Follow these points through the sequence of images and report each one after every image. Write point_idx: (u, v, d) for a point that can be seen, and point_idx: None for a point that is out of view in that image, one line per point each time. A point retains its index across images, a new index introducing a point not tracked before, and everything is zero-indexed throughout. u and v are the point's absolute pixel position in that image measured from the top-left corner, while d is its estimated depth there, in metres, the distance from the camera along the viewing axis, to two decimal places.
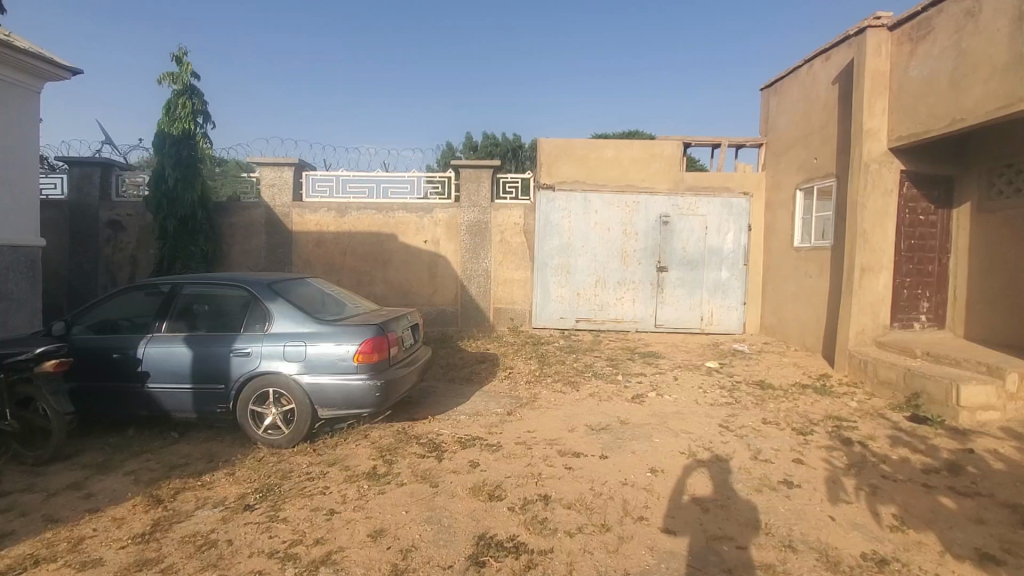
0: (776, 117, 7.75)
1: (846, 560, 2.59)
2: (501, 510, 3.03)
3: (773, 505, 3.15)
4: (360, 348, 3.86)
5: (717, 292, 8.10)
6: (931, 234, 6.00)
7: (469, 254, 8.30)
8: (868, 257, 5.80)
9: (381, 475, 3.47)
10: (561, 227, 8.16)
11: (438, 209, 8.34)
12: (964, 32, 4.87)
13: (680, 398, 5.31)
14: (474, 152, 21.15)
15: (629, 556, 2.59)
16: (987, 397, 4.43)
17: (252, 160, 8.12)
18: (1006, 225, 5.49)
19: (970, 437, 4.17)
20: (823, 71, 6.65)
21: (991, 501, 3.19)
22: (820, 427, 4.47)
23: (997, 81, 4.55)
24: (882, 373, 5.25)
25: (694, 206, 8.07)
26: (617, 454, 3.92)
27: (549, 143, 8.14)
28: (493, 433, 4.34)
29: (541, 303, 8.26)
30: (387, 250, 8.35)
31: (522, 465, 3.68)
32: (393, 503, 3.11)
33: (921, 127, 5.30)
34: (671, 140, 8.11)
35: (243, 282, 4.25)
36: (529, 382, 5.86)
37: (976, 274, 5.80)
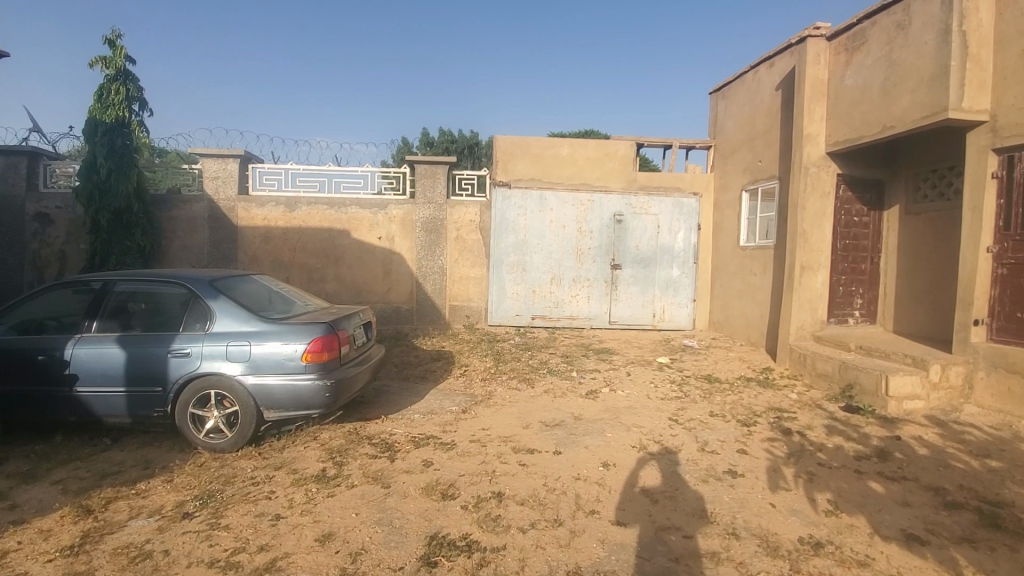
0: (724, 120, 8.03)
1: (785, 545, 2.71)
2: (453, 509, 3.00)
3: (718, 494, 3.26)
4: (308, 348, 3.74)
5: (668, 290, 8.33)
6: (864, 235, 6.37)
7: (424, 251, 8.21)
8: (807, 256, 6.10)
9: (330, 477, 3.37)
10: (517, 225, 8.18)
11: (392, 205, 8.18)
12: (894, 44, 5.17)
13: (632, 393, 5.42)
14: (430, 148, 20.87)
15: (580, 550, 2.62)
16: (913, 387, 4.72)
17: (194, 151, 7.73)
18: (930, 227, 5.89)
19: (898, 425, 4.46)
20: (767, 77, 6.93)
21: (915, 485, 3.42)
22: (762, 418, 4.67)
23: (923, 91, 4.85)
24: (820, 366, 5.54)
25: (647, 205, 8.26)
26: (570, 449, 3.97)
27: (505, 140, 8.13)
28: (447, 431, 4.31)
29: (496, 301, 8.26)
30: (339, 246, 8.14)
31: (476, 463, 3.66)
32: (342, 506, 3.03)
33: (856, 133, 5.60)
34: (624, 140, 8.26)
35: (182, 280, 4.03)
36: (484, 379, 5.86)
37: (904, 272, 6.21)
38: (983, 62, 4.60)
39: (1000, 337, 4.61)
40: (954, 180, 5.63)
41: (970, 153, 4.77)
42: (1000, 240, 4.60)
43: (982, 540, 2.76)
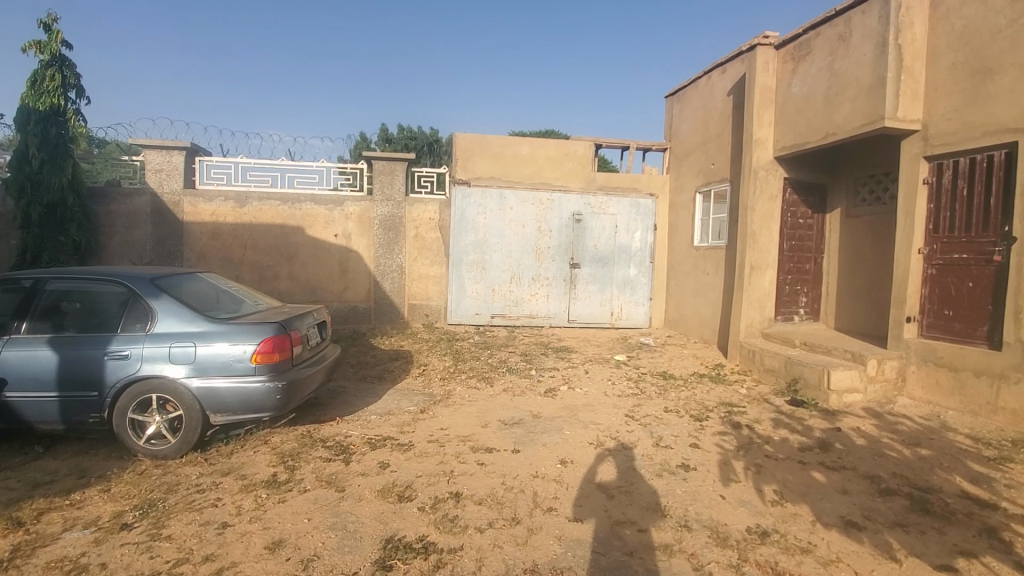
0: (679, 124, 8.25)
1: (734, 535, 2.81)
2: (410, 510, 2.96)
3: (671, 488, 3.35)
4: (258, 348, 3.60)
5: (625, 289, 8.49)
6: (808, 236, 6.68)
7: (382, 249, 8.07)
8: (755, 256, 6.35)
9: (281, 482, 3.27)
10: (476, 223, 8.15)
11: (349, 202, 8.00)
12: (837, 55, 5.43)
13: (590, 391, 5.50)
14: (388, 144, 20.48)
15: (537, 547, 2.64)
16: (853, 381, 4.98)
17: (135, 142, 7.33)
18: (868, 229, 6.23)
19: (838, 417, 4.70)
20: (720, 82, 7.16)
21: (853, 473, 3.60)
22: (714, 413, 4.83)
23: (863, 100, 5.12)
24: (767, 362, 5.77)
25: (605, 205, 8.39)
26: (528, 447, 3.99)
27: (465, 138, 8.07)
28: (404, 432, 4.25)
29: (456, 300, 8.20)
30: (292, 244, 7.89)
31: (433, 463, 3.62)
32: (293, 511, 2.94)
33: (802, 139, 5.86)
34: (584, 140, 8.36)
35: (121, 278, 3.81)
36: (443, 378, 5.81)
37: (844, 271, 6.54)
38: (916, 74, 4.89)
39: (929, 333, 4.92)
40: (889, 185, 5.97)
41: (904, 159, 5.07)
42: (930, 242, 4.91)
43: (913, 524, 2.94)
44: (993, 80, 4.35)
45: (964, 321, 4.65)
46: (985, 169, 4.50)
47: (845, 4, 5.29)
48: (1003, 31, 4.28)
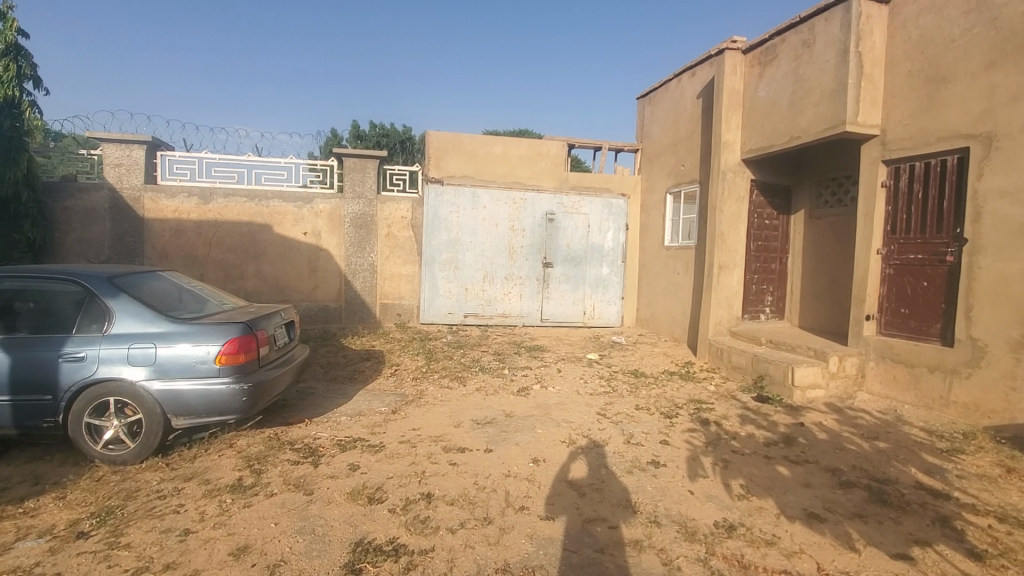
0: (650, 125, 8.36)
1: (702, 529, 2.87)
2: (381, 513, 2.93)
3: (642, 484, 3.40)
4: (222, 350, 3.50)
5: (597, 288, 8.57)
6: (774, 237, 6.87)
7: (353, 248, 7.95)
8: (723, 256, 6.49)
9: (247, 487, 3.18)
10: (449, 222, 8.10)
11: (319, 199, 7.85)
12: (801, 60, 5.58)
13: (562, 389, 5.53)
14: (360, 141, 20.19)
15: (509, 546, 2.63)
16: (816, 377, 5.14)
17: (92, 135, 7.04)
18: (830, 230, 6.43)
19: (802, 413, 4.84)
20: (689, 85, 7.29)
21: (816, 467, 3.72)
22: (683, 410, 4.92)
23: (825, 105, 5.28)
24: (735, 359, 5.91)
25: (578, 205, 8.45)
26: (500, 446, 3.99)
27: (437, 136, 8.01)
28: (375, 433, 4.19)
29: (428, 299, 8.14)
30: (259, 242, 7.71)
31: (405, 464, 3.59)
32: (259, 516, 2.87)
33: (768, 142, 6.02)
34: (556, 140, 8.40)
35: (76, 276, 3.66)
36: (415, 378, 5.76)
37: (808, 271, 6.74)
38: (875, 81, 5.07)
39: (887, 331, 5.11)
40: (850, 188, 6.17)
41: (864, 163, 5.27)
42: (888, 243, 5.10)
43: (871, 515, 3.05)
44: (947, 87, 4.54)
45: (919, 319, 4.84)
46: (939, 173, 4.69)
47: (808, 12, 5.44)
48: (957, 40, 4.48)
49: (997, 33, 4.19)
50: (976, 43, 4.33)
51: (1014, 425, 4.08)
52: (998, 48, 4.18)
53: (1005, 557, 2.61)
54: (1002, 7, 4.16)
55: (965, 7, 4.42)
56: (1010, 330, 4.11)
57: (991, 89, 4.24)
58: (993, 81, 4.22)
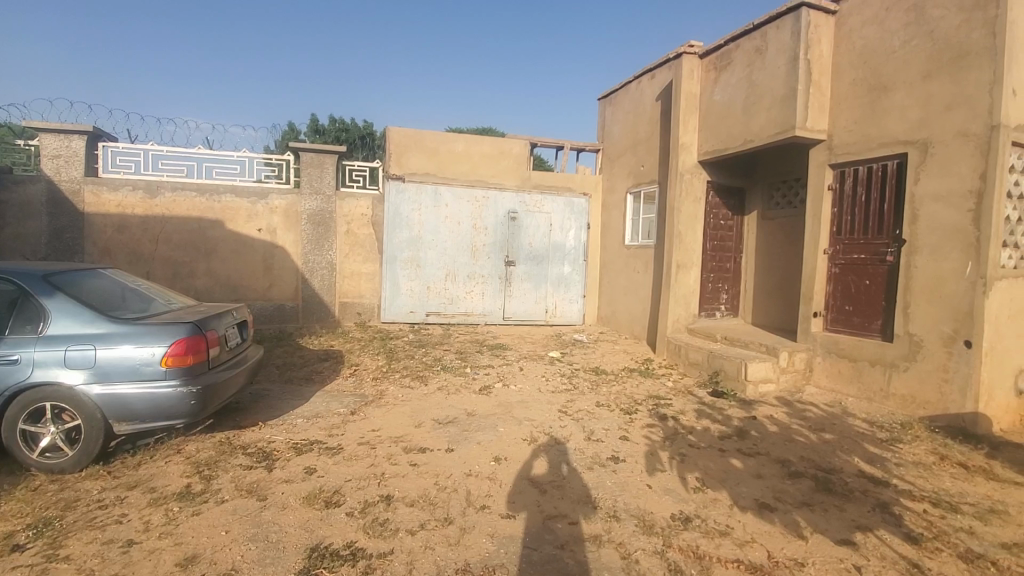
0: (611, 125, 8.48)
1: (659, 522, 2.93)
2: (338, 517, 2.86)
3: (602, 480, 3.45)
4: (169, 351, 3.34)
5: (559, 287, 8.64)
6: (729, 237, 7.09)
7: (310, 245, 7.73)
8: (681, 255, 6.65)
9: (196, 494, 3.05)
10: (410, 219, 8.00)
11: (274, 195, 7.60)
12: (754, 66, 5.77)
13: (524, 387, 5.54)
14: (319, 136, 19.69)
15: (469, 546, 2.62)
16: (767, 372, 5.34)
17: (27, 123, 6.60)
18: (781, 231, 6.68)
19: (754, 406, 5.02)
20: (649, 87, 7.43)
21: (767, 458, 3.86)
22: (642, 406, 5.02)
23: (776, 110, 5.47)
24: (692, 356, 6.07)
25: (540, 204, 8.50)
26: (461, 445, 3.97)
27: (398, 133, 7.89)
28: (333, 435, 4.10)
29: (390, 298, 8.02)
30: (211, 238, 7.41)
31: (364, 466, 3.52)
32: (209, 524, 2.75)
33: (723, 145, 6.21)
34: (519, 139, 8.42)
35: (8, 274, 3.42)
36: (375, 378, 5.66)
37: (760, 270, 6.99)
38: (822, 88, 5.30)
39: (833, 327, 5.36)
40: (800, 190, 6.43)
41: (813, 166, 5.50)
42: (833, 243, 5.35)
43: (818, 503, 3.19)
44: (888, 96, 4.79)
45: (862, 315, 5.09)
46: (880, 177, 4.94)
47: (761, 19, 5.62)
48: (897, 51, 4.73)
49: (933, 46, 4.45)
50: (914, 54, 4.59)
51: (947, 415, 4.35)
52: (935, 60, 4.44)
53: (939, 539, 2.78)
54: (938, 21, 4.42)
55: (904, 20, 4.67)
56: (943, 326, 4.38)
57: (927, 98, 4.49)
58: (929, 91, 4.47)
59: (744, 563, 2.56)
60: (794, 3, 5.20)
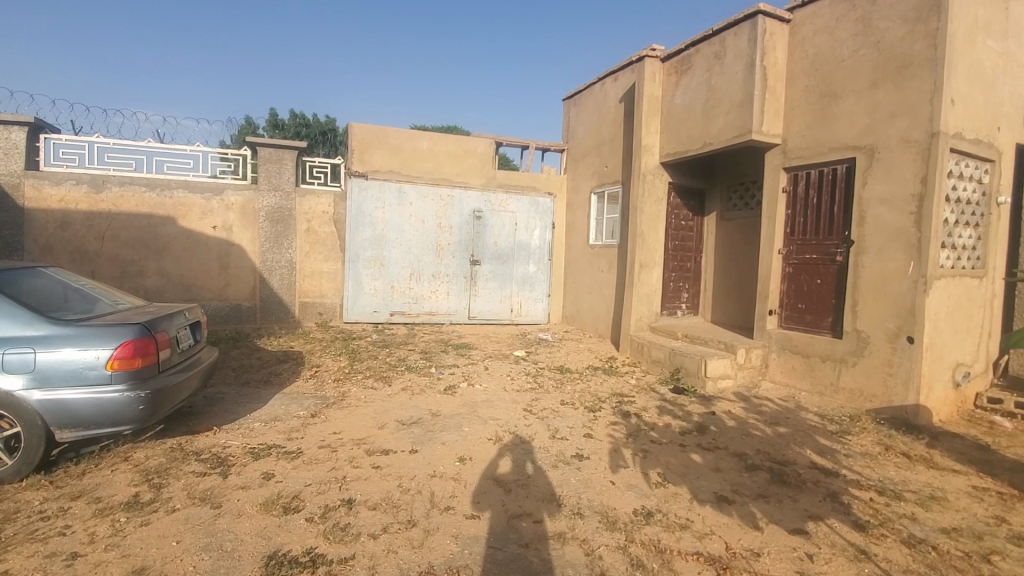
0: (576, 126, 8.56)
1: (622, 518, 2.97)
2: (297, 523, 2.78)
3: (566, 477, 3.47)
4: (115, 354, 3.17)
5: (524, 286, 8.66)
6: (689, 237, 7.27)
7: (269, 243, 7.50)
8: (643, 255, 6.78)
9: (144, 504, 2.91)
10: (374, 218, 7.87)
11: (230, 191, 7.33)
12: (713, 71, 5.91)
13: (489, 387, 5.53)
14: (279, 131, 19.17)
15: (433, 548, 2.59)
16: (725, 368, 5.49)
17: None
18: (738, 232, 6.89)
19: (714, 402, 5.16)
20: (612, 89, 7.53)
21: (725, 452, 3.98)
22: (606, 404, 5.08)
23: (733, 114, 5.63)
24: (654, 354, 6.19)
25: (505, 203, 8.50)
26: (426, 446, 3.92)
27: (361, 129, 7.75)
28: (292, 438, 3.99)
29: (352, 298, 7.87)
30: (162, 236, 7.10)
31: (325, 469, 3.44)
32: (158, 535, 2.63)
33: (683, 147, 6.35)
34: (484, 138, 8.40)
35: None
36: (336, 380, 5.54)
37: (719, 269, 7.19)
38: (777, 93, 5.49)
39: (787, 325, 5.56)
40: (756, 192, 6.64)
41: (768, 169, 5.69)
42: (788, 244, 5.55)
43: (773, 494, 3.30)
44: (838, 103, 5.00)
45: (814, 313, 5.30)
46: (830, 180, 5.15)
47: (720, 25, 5.77)
48: (846, 60, 4.94)
49: (879, 56, 4.67)
50: (862, 63, 4.80)
51: (891, 407, 4.58)
52: (881, 69, 4.66)
53: (884, 526, 2.92)
54: (884, 32, 4.64)
55: (853, 30, 4.89)
56: (888, 323, 4.60)
57: (874, 106, 4.71)
58: (875, 98, 4.69)
59: (703, 555, 2.62)
60: (751, 10, 5.37)
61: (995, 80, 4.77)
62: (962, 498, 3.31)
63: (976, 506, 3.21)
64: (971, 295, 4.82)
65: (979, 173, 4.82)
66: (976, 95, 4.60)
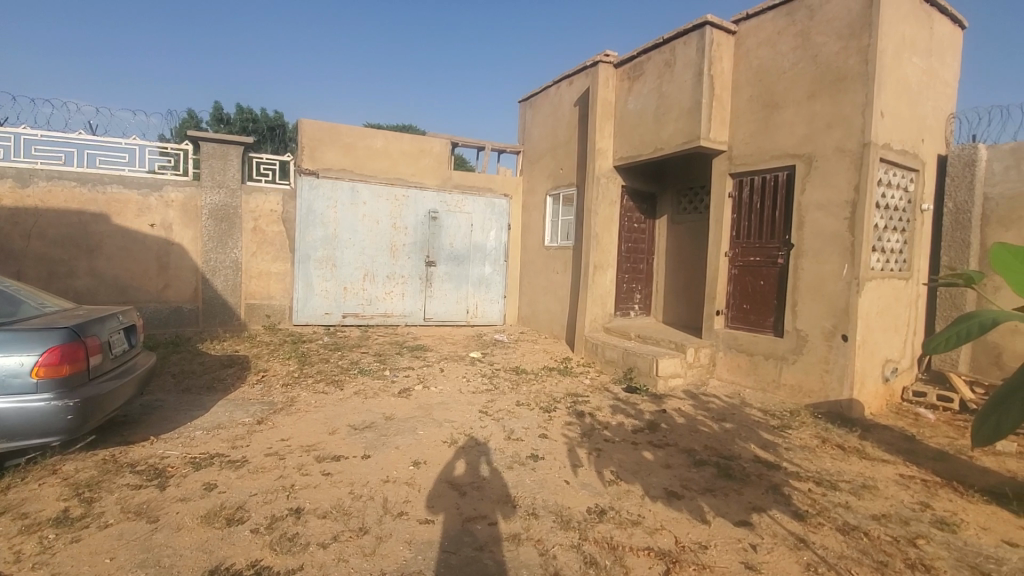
0: (531, 128, 8.61)
1: (576, 516, 3.01)
2: (241, 534, 2.67)
3: (521, 478, 3.49)
4: (39, 361, 2.95)
5: (480, 287, 8.65)
6: (641, 240, 7.46)
7: (212, 242, 7.17)
8: (597, 257, 6.90)
9: (74, 519, 2.72)
10: (325, 217, 7.66)
11: (170, 187, 6.96)
12: (663, 78, 6.08)
13: (444, 389, 5.49)
14: (224, 126, 18.38)
15: (385, 555, 2.54)
16: (676, 367, 5.65)
17: None
18: (688, 235, 7.12)
19: (664, 400, 5.31)
20: (567, 92, 7.62)
21: (675, 449, 4.10)
22: (561, 404, 5.13)
23: (683, 121, 5.80)
24: (608, 354, 6.31)
25: (461, 204, 8.47)
26: (379, 451, 3.84)
27: (311, 126, 7.52)
28: (237, 447, 3.82)
29: (303, 299, 7.64)
30: (94, 234, 6.65)
31: (272, 478, 3.31)
32: (90, 552, 2.46)
33: (635, 151, 6.51)
34: (440, 138, 8.33)
35: None
36: (285, 385, 5.35)
37: (670, 270, 7.40)
38: (724, 102, 5.70)
39: (733, 324, 5.78)
40: (705, 196, 6.87)
41: (715, 175, 5.90)
42: (733, 246, 5.77)
43: (719, 488, 3.42)
44: (780, 113, 5.24)
45: (758, 313, 5.54)
46: (772, 186, 5.39)
47: (670, 34, 5.94)
48: (786, 72, 5.19)
49: (817, 69, 4.93)
50: (801, 76, 5.06)
51: (828, 402, 4.84)
52: (818, 82, 4.92)
53: (821, 515, 3.08)
54: (821, 47, 4.91)
55: (793, 44, 5.14)
56: (825, 322, 4.86)
57: (811, 116, 4.97)
58: (813, 109, 4.95)
59: (654, 550, 2.69)
60: (699, 21, 5.56)
61: (919, 96, 5.12)
62: (891, 486, 3.53)
63: (902, 493, 3.44)
64: (899, 296, 5.16)
65: (906, 182, 5.17)
66: (902, 108, 4.93)
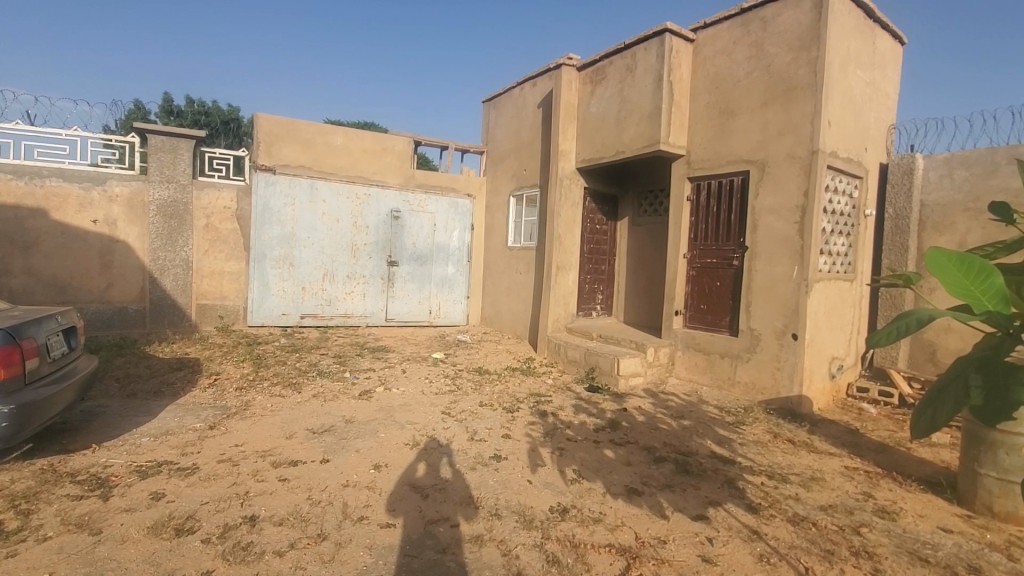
0: (495, 129, 8.62)
1: (539, 516, 3.02)
2: (192, 545, 2.55)
3: (484, 479, 3.48)
4: None
5: (443, 287, 8.59)
6: (603, 241, 7.57)
7: (161, 240, 6.85)
8: (560, 257, 6.97)
9: (7, 534, 2.53)
10: (283, 215, 7.46)
11: (115, 181, 6.61)
12: (625, 83, 6.19)
13: (406, 391, 5.42)
14: (175, 119, 17.58)
15: (345, 562, 2.48)
16: (636, 366, 5.75)
17: None
18: (648, 236, 7.26)
19: (625, 399, 5.41)
20: (531, 94, 7.67)
21: (636, 446, 4.17)
22: (523, 404, 5.15)
23: (643, 125, 5.92)
24: (570, 354, 6.37)
25: (424, 204, 8.39)
26: (339, 455, 3.76)
27: (269, 121, 7.30)
28: (187, 453, 3.66)
29: (258, 300, 7.40)
30: (30, 230, 6.24)
31: (224, 486, 3.18)
32: (26, 568, 2.30)
33: (597, 153, 6.60)
34: (402, 136, 8.23)
35: None
36: (239, 388, 5.17)
37: (630, 271, 7.54)
38: (682, 108, 5.85)
39: (690, 324, 5.94)
40: (664, 199, 7.03)
41: (674, 178, 6.05)
42: (691, 248, 5.93)
43: (678, 484, 3.51)
44: (735, 119, 5.43)
45: (714, 313, 5.71)
46: (727, 191, 5.57)
47: (632, 40, 6.06)
48: (741, 80, 5.38)
49: (770, 78, 5.12)
50: (755, 84, 5.25)
51: (779, 398, 5.03)
52: (771, 91, 5.12)
53: (773, 507, 3.20)
54: (774, 57, 5.11)
55: (747, 54, 5.33)
56: (776, 322, 5.06)
57: (764, 123, 5.17)
58: (766, 117, 5.14)
59: (615, 546, 2.73)
60: (659, 28, 5.69)
61: (863, 107, 5.40)
62: (837, 478, 3.71)
63: (847, 484, 3.61)
64: (844, 296, 5.42)
65: (850, 188, 5.44)
66: (848, 118, 5.18)
